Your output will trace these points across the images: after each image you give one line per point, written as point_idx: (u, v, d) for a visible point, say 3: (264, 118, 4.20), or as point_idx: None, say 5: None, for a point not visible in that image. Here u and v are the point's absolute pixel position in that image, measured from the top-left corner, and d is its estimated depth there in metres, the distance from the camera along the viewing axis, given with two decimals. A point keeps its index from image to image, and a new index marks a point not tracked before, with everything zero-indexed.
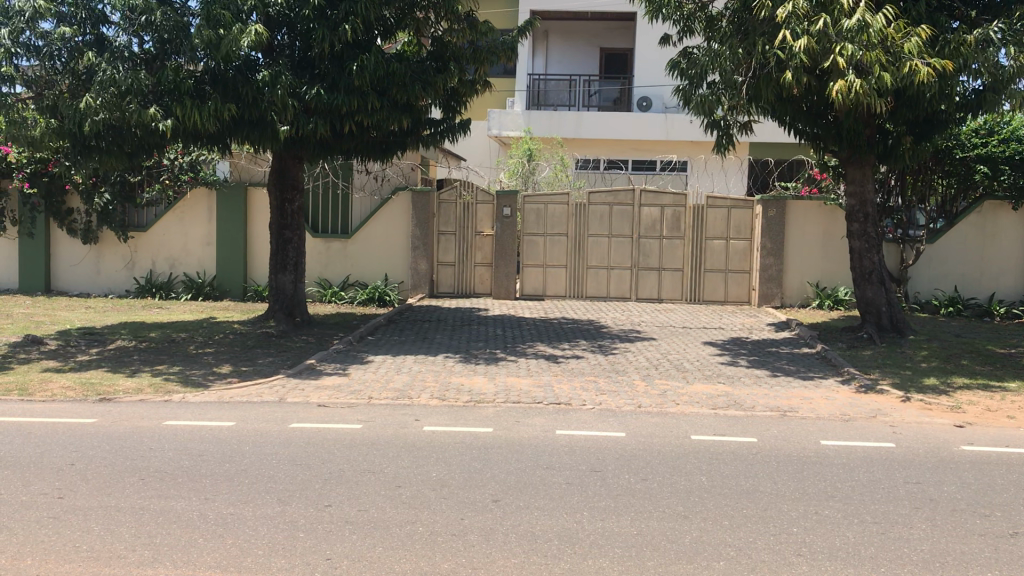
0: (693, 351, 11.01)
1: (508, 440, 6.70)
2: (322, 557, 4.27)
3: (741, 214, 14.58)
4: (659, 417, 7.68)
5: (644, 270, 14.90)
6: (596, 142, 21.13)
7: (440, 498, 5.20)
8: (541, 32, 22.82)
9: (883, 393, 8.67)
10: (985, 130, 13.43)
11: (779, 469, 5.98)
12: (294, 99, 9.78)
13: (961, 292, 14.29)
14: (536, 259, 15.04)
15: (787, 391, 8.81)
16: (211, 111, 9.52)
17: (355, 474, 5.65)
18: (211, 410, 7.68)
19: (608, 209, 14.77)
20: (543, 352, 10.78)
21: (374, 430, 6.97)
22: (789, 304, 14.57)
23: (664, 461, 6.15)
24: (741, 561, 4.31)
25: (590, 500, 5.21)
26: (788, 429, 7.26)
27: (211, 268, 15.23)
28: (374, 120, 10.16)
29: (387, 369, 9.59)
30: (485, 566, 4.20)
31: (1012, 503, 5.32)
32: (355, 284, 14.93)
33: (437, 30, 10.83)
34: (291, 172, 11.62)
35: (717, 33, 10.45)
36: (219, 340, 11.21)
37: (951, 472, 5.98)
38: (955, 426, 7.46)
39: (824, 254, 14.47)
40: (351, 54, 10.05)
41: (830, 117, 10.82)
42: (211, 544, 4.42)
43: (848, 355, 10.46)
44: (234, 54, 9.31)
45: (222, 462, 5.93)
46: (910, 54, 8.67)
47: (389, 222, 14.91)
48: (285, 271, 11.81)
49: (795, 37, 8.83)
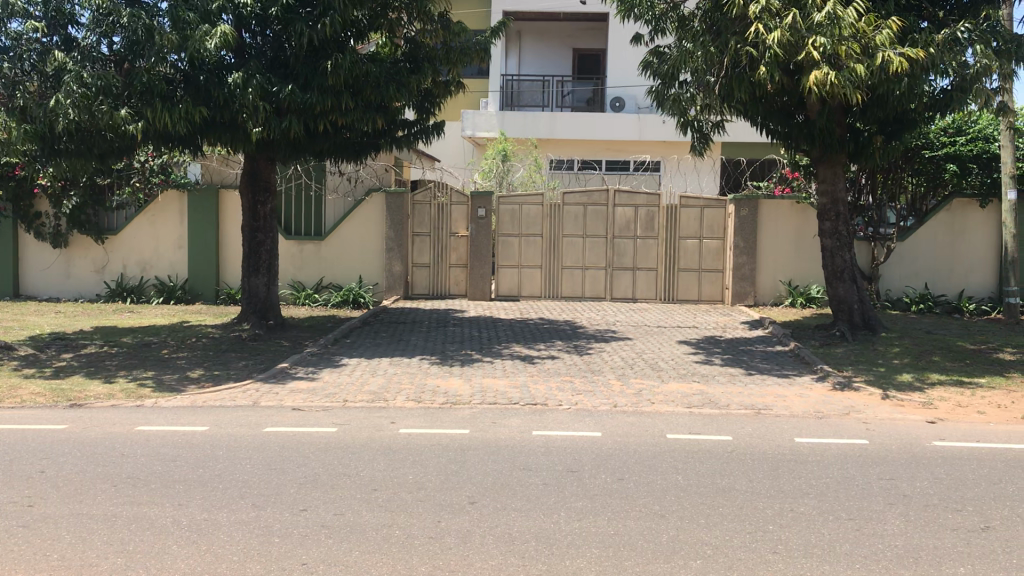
0: (668, 350, 11.06)
1: (484, 441, 6.69)
2: (297, 561, 4.24)
3: (714, 214, 14.69)
4: (633, 416, 7.72)
5: (619, 270, 14.95)
6: (569, 142, 21.17)
7: (416, 502, 5.16)
8: (513, 33, 22.84)
9: (854, 389, 8.73)
10: (953, 129, 13.77)
11: (754, 468, 6.00)
12: (266, 100, 9.71)
13: (932, 289, 14.44)
14: (511, 260, 15.03)
15: (760, 390, 8.85)
16: (181, 113, 9.46)
17: (330, 478, 5.63)
18: (184, 415, 7.61)
19: (583, 209, 14.81)
20: (518, 353, 10.77)
21: (349, 432, 6.94)
22: (762, 303, 14.66)
23: (640, 460, 6.16)
24: (717, 559, 4.32)
25: (567, 501, 5.21)
26: (763, 427, 7.28)
27: (183, 271, 15.10)
28: (347, 119, 10.12)
29: (362, 372, 9.50)
30: (461, 569, 4.18)
31: (984, 497, 5.38)
32: (329, 286, 14.85)
33: (410, 30, 10.76)
34: (263, 172, 11.53)
35: (689, 33, 10.36)
36: (192, 343, 11.11)
37: (923, 468, 6.03)
38: (926, 422, 7.54)
39: (796, 253, 14.58)
40: (324, 52, 9.97)
41: (800, 117, 10.87)
42: (185, 550, 4.38)
43: (820, 352, 10.54)
44: (204, 56, 9.24)
45: (196, 466, 5.89)
46: (882, 47, 8.70)
47: (362, 224, 14.84)
48: (258, 274, 11.73)
49: (767, 32, 8.84)
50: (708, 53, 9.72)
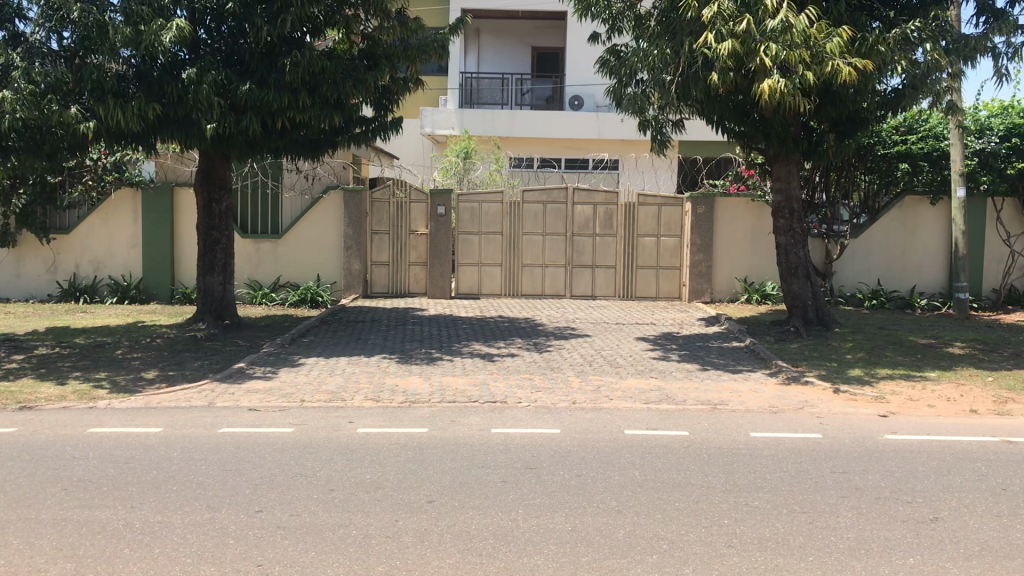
0: (626, 347, 11.13)
1: (443, 439, 6.69)
2: (253, 563, 4.21)
3: (671, 212, 14.79)
4: (591, 412, 7.76)
5: (578, 268, 15.00)
6: (529, 140, 21.22)
7: (373, 501, 5.15)
8: (472, 31, 22.83)
9: (809, 384, 8.87)
10: (904, 127, 14.19)
11: (709, 462, 6.06)
12: (222, 97, 9.61)
13: (885, 285, 14.67)
14: (471, 258, 15.01)
15: (717, 385, 8.95)
16: (135, 110, 9.32)
17: (286, 478, 5.59)
18: (138, 416, 7.50)
19: (542, 207, 14.85)
20: (478, 351, 10.76)
21: (306, 432, 6.89)
22: (718, 300, 14.81)
23: (598, 456, 6.19)
24: (673, 554, 4.36)
25: (525, 498, 5.22)
26: (719, 422, 7.37)
27: (137, 270, 14.90)
28: (305, 117, 10.04)
29: (320, 371, 9.45)
30: (419, 568, 4.17)
31: (933, 489, 5.49)
32: (286, 285, 14.70)
33: (367, 27, 10.67)
34: (218, 170, 11.40)
35: (646, 32, 10.42)
36: (147, 344, 10.96)
37: (876, 461, 6.14)
38: (879, 416, 7.67)
39: (752, 250, 14.74)
40: (281, 51, 9.88)
41: (756, 115, 10.87)
42: (137, 553, 4.32)
43: (775, 348, 10.67)
44: (158, 51, 9.11)
45: (149, 468, 5.81)
46: (832, 54, 8.80)
47: (319, 222, 14.75)
48: (213, 273, 11.60)
49: (720, 38, 8.91)
50: (664, 54, 9.82)
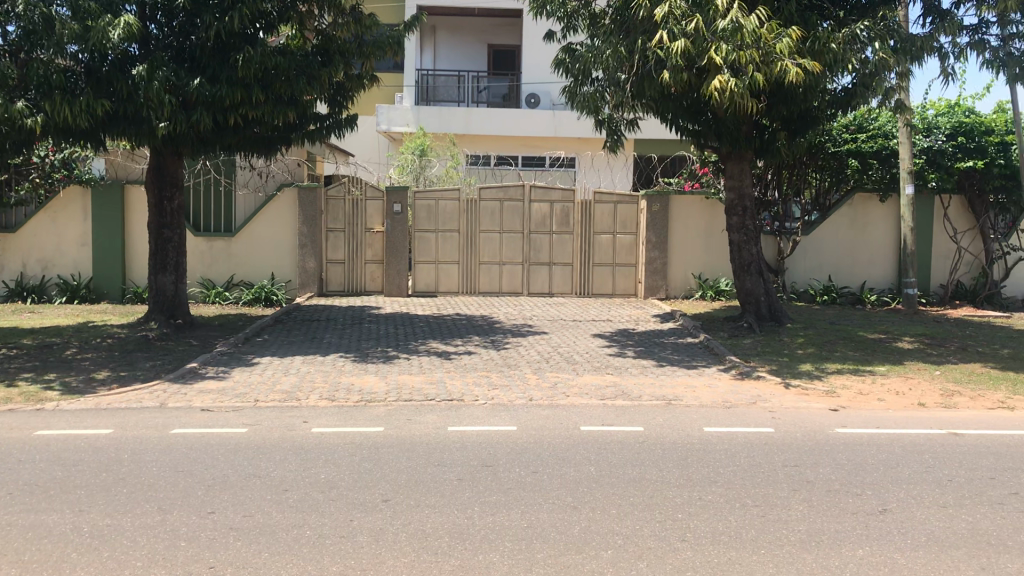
0: (582, 343, 11.18)
1: (398, 438, 6.66)
2: (204, 565, 4.16)
3: (627, 209, 14.91)
4: (548, 409, 7.78)
5: (535, 265, 15.03)
6: (485, 138, 21.21)
7: (327, 500, 5.11)
8: (428, 27, 22.75)
9: (761, 379, 8.98)
10: (854, 126, 14.41)
11: (664, 457, 6.12)
12: (173, 94, 9.47)
13: (835, 280, 14.93)
14: (427, 256, 14.95)
15: (672, 381, 9.03)
16: (83, 106, 9.15)
17: (239, 479, 5.53)
18: (88, 417, 7.37)
19: (499, 204, 14.84)
20: (435, 349, 10.74)
21: (260, 432, 6.83)
22: (674, 297, 14.96)
23: (554, 453, 6.21)
24: (627, 549, 4.40)
25: (481, 496, 5.22)
26: (674, 417, 7.44)
27: (87, 269, 14.63)
28: (258, 114, 9.93)
29: (274, 371, 9.37)
30: (374, 567, 4.15)
31: (881, 481, 5.59)
32: (240, 284, 14.54)
33: (321, 23, 10.59)
34: (170, 168, 11.25)
35: (601, 29, 10.49)
36: (96, 344, 10.77)
37: (826, 454, 6.24)
38: (830, 410, 7.80)
39: (706, 247, 14.90)
40: (233, 46, 9.77)
41: (709, 114, 10.97)
42: (85, 557, 4.25)
43: (729, 344, 10.80)
44: (106, 47, 8.96)
45: (99, 471, 5.71)
46: (781, 54, 8.91)
47: (273, 220, 14.63)
48: (165, 272, 11.43)
49: (672, 37, 8.99)
50: (618, 53, 9.89)
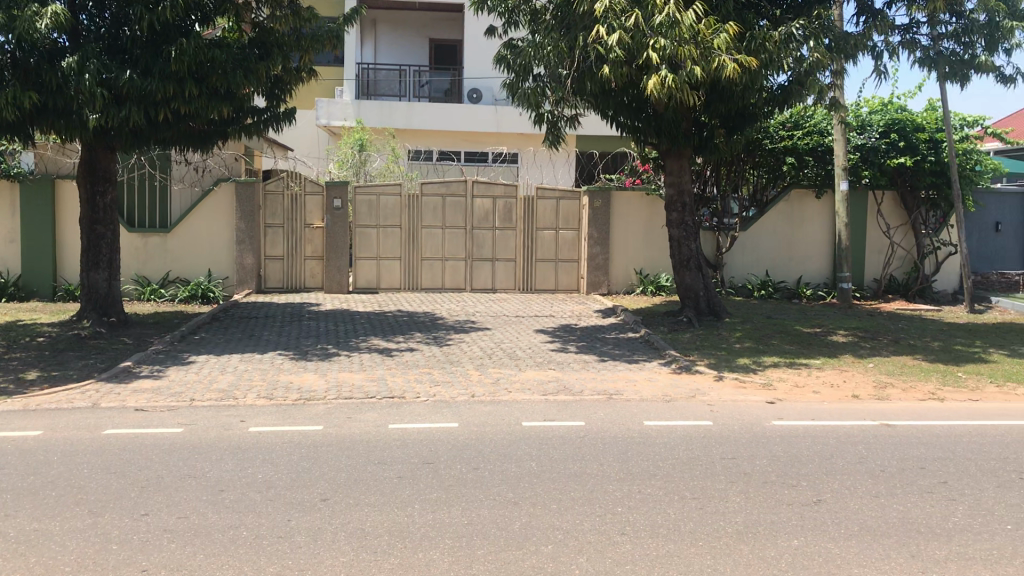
0: (525, 339, 11.19)
1: (338, 436, 6.59)
2: (137, 569, 4.07)
3: (569, 205, 14.95)
4: (490, 405, 7.78)
5: (478, 261, 15.02)
6: (427, 133, 21.10)
7: (264, 500, 5.04)
8: (368, 21, 22.56)
9: (700, 373, 9.09)
10: (791, 123, 14.66)
11: (604, 452, 6.15)
12: (103, 87, 9.24)
13: (772, 275, 15.18)
14: (369, 251, 14.82)
15: (613, 375, 9.09)
16: (8, 98, 8.85)
17: (174, 480, 5.42)
18: (15, 419, 7.15)
19: (441, 200, 14.76)
20: (376, 346, 10.65)
21: (196, 432, 6.69)
22: (616, 292, 15.06)
23: (495, 449, 6.21)
24: (568, 543, 4.41)
25: (421, 493, 5.19)
26: (615, 412, 7.49)
27: (16, 266, 14.18)
28: (192, 107, 9.73)
29: (211, 369, 9.20)
30: (312, 568, 4.10)
31: (815, 472, 5.70)
32: (176, 281, 14.25)
33: (258, 16, 10.57)
34: (102, 163, 10.99)
35: (542, 25, 10.52)
36: (25, 343, 10.45)
37: (763, 446, 6.33)
38: (766, 403, 7.93)
39: (647, 242, 15.04)
40: (166, 39, 9.57)
41: (649, 111, 11.04)
42: (10, 564, 4.12)
43: (669, 338, 10.90)
44: (33, 38, 8.69)
45: (26, 475, 5.53)
46: (719, 50, 9.01)
47: (210, 216, 14.38)
48: (98, 268, 11.15)
49: (611, 32, 9.06)
50: (558, 49, 9.93)
